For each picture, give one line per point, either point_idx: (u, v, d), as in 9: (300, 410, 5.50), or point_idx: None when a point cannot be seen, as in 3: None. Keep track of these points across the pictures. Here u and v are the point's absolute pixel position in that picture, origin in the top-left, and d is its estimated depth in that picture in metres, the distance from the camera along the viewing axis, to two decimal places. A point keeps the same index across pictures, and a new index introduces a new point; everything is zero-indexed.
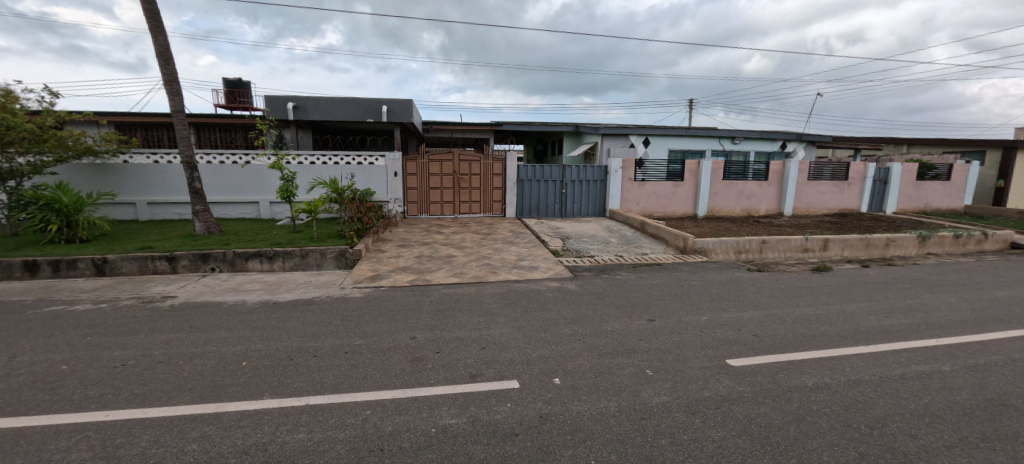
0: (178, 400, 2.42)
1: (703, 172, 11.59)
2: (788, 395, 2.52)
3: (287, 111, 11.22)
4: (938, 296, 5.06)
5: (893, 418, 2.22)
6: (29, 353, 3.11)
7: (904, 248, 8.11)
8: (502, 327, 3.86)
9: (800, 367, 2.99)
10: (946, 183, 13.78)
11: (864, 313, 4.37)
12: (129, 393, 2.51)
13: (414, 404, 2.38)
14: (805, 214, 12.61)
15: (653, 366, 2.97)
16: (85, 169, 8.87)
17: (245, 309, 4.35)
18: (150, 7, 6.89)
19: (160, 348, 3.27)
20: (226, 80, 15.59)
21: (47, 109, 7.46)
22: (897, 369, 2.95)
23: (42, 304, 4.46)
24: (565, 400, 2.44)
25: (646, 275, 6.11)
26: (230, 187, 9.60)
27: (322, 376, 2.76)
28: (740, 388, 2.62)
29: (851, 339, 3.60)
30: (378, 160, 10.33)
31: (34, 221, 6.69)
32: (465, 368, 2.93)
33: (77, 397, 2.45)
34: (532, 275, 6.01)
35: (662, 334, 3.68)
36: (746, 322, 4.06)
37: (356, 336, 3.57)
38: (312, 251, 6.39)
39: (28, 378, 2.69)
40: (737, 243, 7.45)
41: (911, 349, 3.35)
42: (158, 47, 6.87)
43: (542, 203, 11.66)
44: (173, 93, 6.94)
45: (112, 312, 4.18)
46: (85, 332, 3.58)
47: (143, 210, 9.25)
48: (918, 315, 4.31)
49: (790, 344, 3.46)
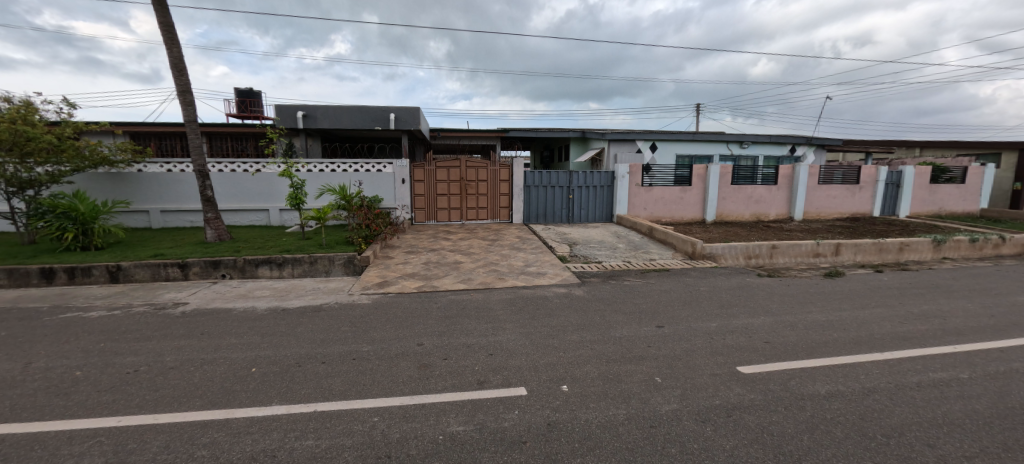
0: (188, 406, 2.44)
1: (711, 177, 11.50)
2: (801, 403, 2.47)
3: (297, 120, 11.39)
4: (955, 302, 4.92)
5: (911, 427, 2.16)
6: (44, 359, 3.15)
7: (919, 253, 7.94)
8: (510, 333, 3.85)
9: (814, 375, 2.92)
10: (961, 186, 13.51)
11: (879, 319, 4.27)
12: (140, 399, 2.53)
13: (422, 410, 2.37)
14: (815, 218, 12.43)
15: (662, 373, 2.93)
16: (102, 178, 9.09)
17: (254, 316, 4.38)
18: (165, 20, 7.08)
19: (172, 353, 3.31)
20: (237, 90, 15.93)
21: (65, 119, 7.70)
22: (913, 376, 2.87)
23: (57, 311, 4.54)
24: (573, 407, 2.41)
25: (654, 281, 6.06)
26: (241, 195, 9.75)
27: (330, 382, 2.77)
28: (753, 396, 2.57)
29: (865, 345, 3.52)
30: (386, 167, 10.39)
31: (52, 229, 6.86)
32: (472, 374, 2.92)
33: (91, 403, 2.47)
34: (539, 281, 6.00)
35: (671, 341, 3.63)
36: (758, 329, 3.98)
37: (364, 342, 3.58)
38: (321, 258, 6.44)
39: (42, 384, 2.73)
40: (747, 248, 7.36)
41: (929, 357, 3.25)
42: (172, 59, 7.05)
43: (549, 209, 11.67)
44: (186, 103, 7.09)
45: (125, 319, 4.24)
46: (99, 339, 3.62)
47: (157, 217, 9.44)
48: (935, 321, 4.20)
49: (802, 351, 3.39)
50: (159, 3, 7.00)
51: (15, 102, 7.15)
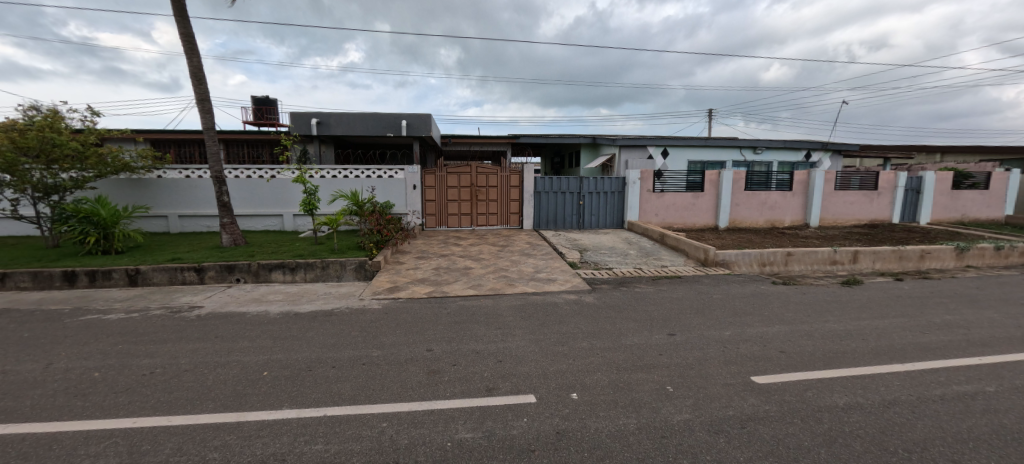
0: (201, 408, 2.48)
1: (723, 182, 11.34)
2: (818, 415, 2.39)
3: (311, 126, 11.62)
4: (980, 311, 4.75)
5: (934, 442, 2.07)
6: (65, 360, 3.24)
7: (940, 261, 7.70)
8: (518, 340, 3.82)
9: (830, 385, 2.84)
10: (984, 192, 13.07)
11: (900, 329, 4.13)
12: (155, 401, 2.58)
13: (430, 417, 2.36)
14: (831, 224, 12.17)
15: (673, 382, 2.87)
16: (123, 183, 9.38)
17: (267, 320, 4.45)
18: (185, 31, 7.33)
19: (186, 356, 3.36)
20: (254, 98, 16.37)
21: (89, 127, 7.95)
22: (936, 389, 2.77)
23: (79, 313, 4.68)
24: (583, 416, 2.37)
25: (666, 288, 5.96)
26: (256, 201, 9.96)
27: (339, 387, 2.78)
28: (767, 407, 2.50)
29: (885, 356, 3.41)
30: (398, 173, 10.51)
31: (75, 233, 7.05)
32: (481, 381, 2.90)
33: (107, 403, 2.54)
34: (549, 287, 5.97)
35: (682, 350, 3.55)
36: (773, 337, 3.89)
37: (374, 347, 3.59)
38: (333, 263, 6.52)
39: (63, 384, 2.81)
40: (761, 254, 7.21)
41: (954, 369, 3.12)
42: (192, 68, 7.28)
43: (559, 215, 11.64)
44: (205, 112, 7.30)
45: (143, 321, 4.34)
46: (118, 341, 3.72)
47: (175, 222, 9.67)
48: (960, 331, 4.05)
49: (819, 361, 3.29)
50: (180, 15, 7.26)
51: (43, 111, 7.43)
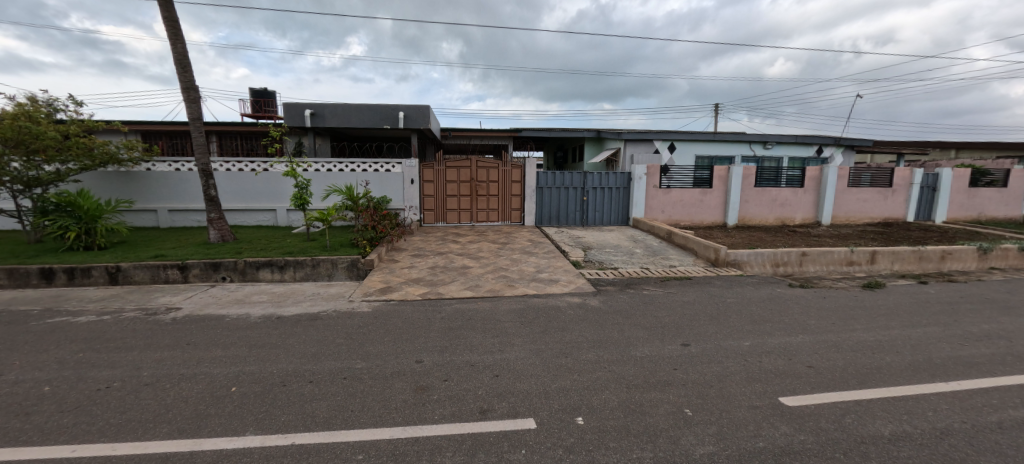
0: (152, 434, 2.16)
1: (732, 178, 10.94)
2: (864, 448, 2.06)
3: (305, 118, 11.24)
4: (1016, 319, 4.40)
5: None
6: (15, 372, 2.93)
7: (962, 262, 7.32)
8: (517, 350, 3.50)
9: (871, 410, 2.49)
10: (1003, 190, 12.61)
11: (935, 340, 3.78)
12: (102, 423, 2.26)
13: (413, 447, 2.04)
14: (843, 222, 11.75)
15: (692, 404, 2.54)
16: (111, 176, 9.06)
17: (247, 324, 4.12)
18: (169, 15, 6.96)
19: (150, 367, 3.05)
20: (251, 90, 16.01)
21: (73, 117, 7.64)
22: (993, 415, 2.42)
23: (47, 315, 4.36)
24: (590, 447, 2.05)
25: (675, 290, 5.62)
26: (248, 195, 9.63)
27: (314, 407, 2.46)
28: (804, 438, 2.16)
29: (925, 373, 3.06)
30: (395, 167, 10.16)
31: (56, 228, 6.75)
32: (475, 401, 2.58)
33: (48, 426, 2.22)
34: (551, 289, 5.63)
35: (699, 363, 3.21)
36: (797, 349, 3.54)
37: (358, 358, 3.27)
38: (324, 261, 6.20)
39: (5, 401, 2.50)
40: (774, 254, 6.86)
41: (1006, 389, 2.77)
42: (177, 54, 6.92)
43: (562, 211, 11.28)
44: (190, 101, 6.95)
45: (113, 325, 4.03)
46: (79, 348, 3.40)
47: (164, 217, 9.37)
48: (1000, 343, 3.69)
49: (853, 379, 2.95)
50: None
51: (23, 100, 7.12)
